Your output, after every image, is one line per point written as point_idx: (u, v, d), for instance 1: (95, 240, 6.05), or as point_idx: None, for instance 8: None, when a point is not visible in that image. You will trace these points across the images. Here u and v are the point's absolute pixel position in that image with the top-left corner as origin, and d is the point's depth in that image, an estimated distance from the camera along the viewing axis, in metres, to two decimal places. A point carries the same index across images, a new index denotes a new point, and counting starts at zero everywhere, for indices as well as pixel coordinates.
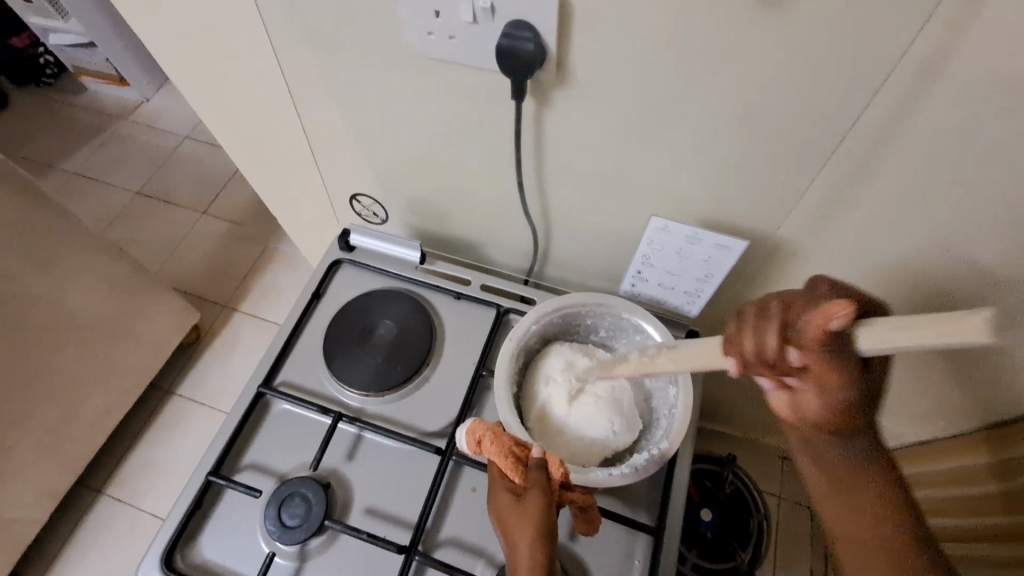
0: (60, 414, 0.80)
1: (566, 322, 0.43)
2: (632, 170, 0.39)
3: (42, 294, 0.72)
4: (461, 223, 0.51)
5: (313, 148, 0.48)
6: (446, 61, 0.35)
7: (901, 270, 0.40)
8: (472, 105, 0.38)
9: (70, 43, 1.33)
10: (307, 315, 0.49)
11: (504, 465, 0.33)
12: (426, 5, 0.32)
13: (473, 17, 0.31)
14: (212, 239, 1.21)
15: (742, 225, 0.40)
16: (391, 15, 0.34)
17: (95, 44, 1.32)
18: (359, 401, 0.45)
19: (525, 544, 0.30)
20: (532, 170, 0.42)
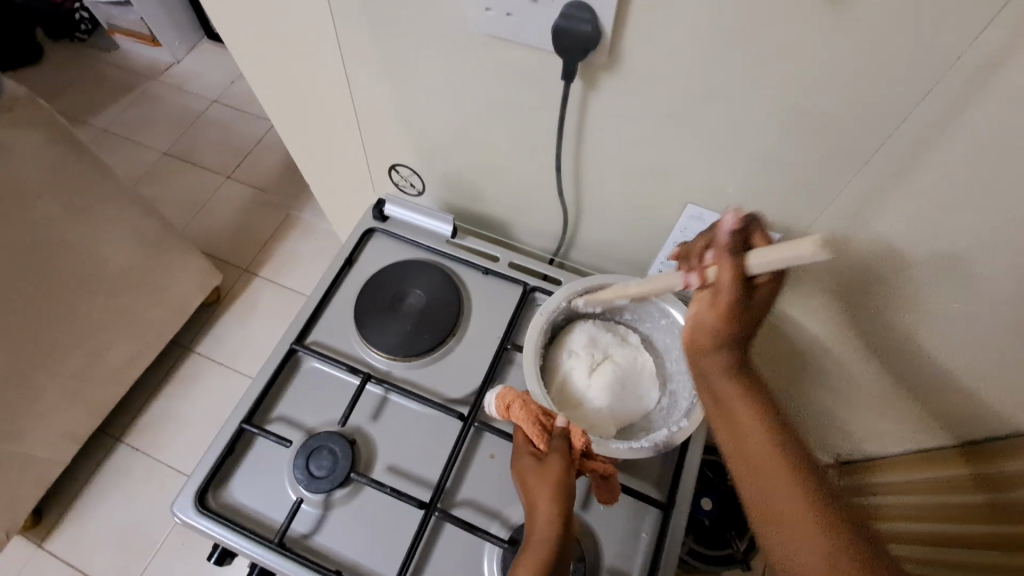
0: (87, 361, 0.83)
1: (593, 302, 0.44)
2: (670, 157, 0.40)
3: (77, 243, 0.75)
4: (493, 200, 0.52)
5: (357, 116, 0.49)
6: (500, 38, 0.36)
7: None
8: (520, 84, 0.39)
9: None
10: (339, 279, 0.50)
11: (531, 430, 0.34)
12: None
13: None
14: (236, 203, 1.23)
15: (775, 218, 0.41)
16: None
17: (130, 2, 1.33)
18: (386, 364, 0.47)
19: (543, 499, 0.32)
20: (571, 152, 0.43)
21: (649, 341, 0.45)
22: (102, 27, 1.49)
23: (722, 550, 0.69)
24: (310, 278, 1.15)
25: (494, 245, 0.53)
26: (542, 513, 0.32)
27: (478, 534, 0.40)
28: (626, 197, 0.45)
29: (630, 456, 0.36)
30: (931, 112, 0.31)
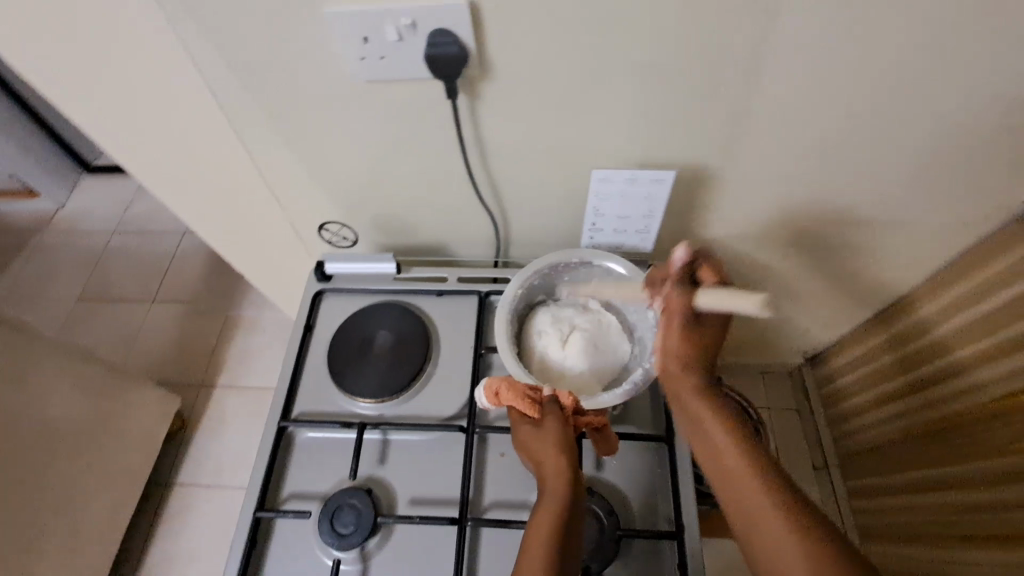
0: (67, 529, 0.78)
1: (546, 282, 0.48)
2: (565, 137, 0.44)
3: (20, 411, 0.71)
4: (425, 227, 0.55)
5: (272, 191, 0.51)
6: (381, 80, 0.39)
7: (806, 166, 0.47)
8: (413, 115, 0.42)
9: None
10: (305, 346, 0.51)
11: (524, 405, 0.38)
12: (354, 34, 0.36)
13: (398, 35, 0.36)
14: (171, 323, 1.19)
15: (669, 161, 0.46)
16: (324, 52, 0.38)
17: None
18: (376, 409, 0.48)
19: (552, 458, 0.36)
20: (478, 160, 0.46)
21: None
22: None
23: None
24: (272, 368, 1.13)
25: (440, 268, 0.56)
26: (553, 469, 0.35)
27: (514, 527, 0.41)
28: (541, 185, 0.49)
29: (618, 401, 0.39)
30: (753, 34, 0.37)
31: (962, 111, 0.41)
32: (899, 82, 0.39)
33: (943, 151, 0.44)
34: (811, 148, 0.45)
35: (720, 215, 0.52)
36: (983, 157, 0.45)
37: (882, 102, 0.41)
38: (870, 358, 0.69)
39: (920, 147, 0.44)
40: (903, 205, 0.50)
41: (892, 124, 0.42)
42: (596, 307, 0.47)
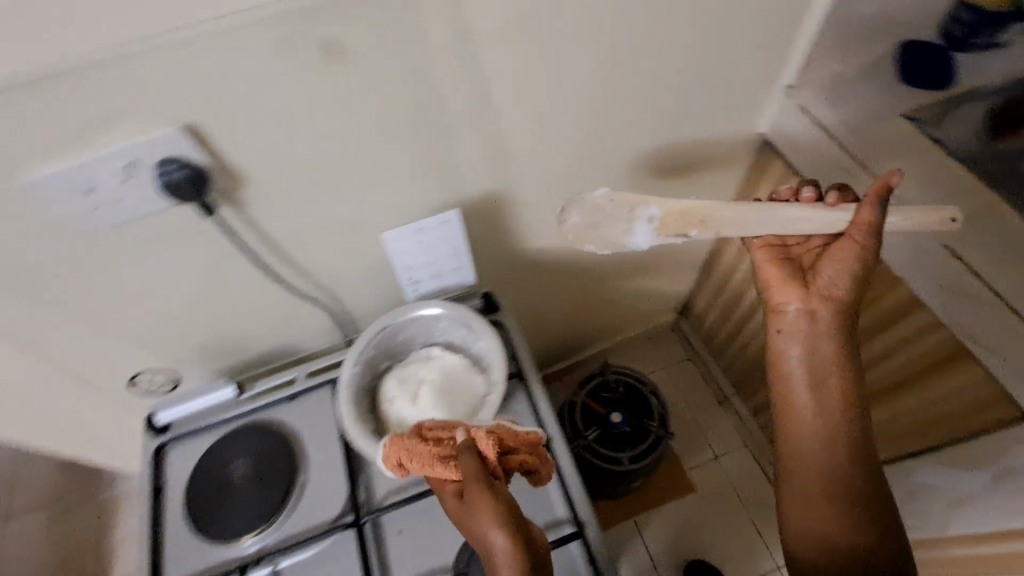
0: None
1: (383, 348, 0.48)
2: (346, 209, 0.45)
3: None
4: (256, 336, 0.53)
5: (62, 367, 0.46)
6: (126, 222, 0.38)
7: (572, 155, 0.53)
8: (179, 240, 0.41)
9: None
10: (159, 512, 0.47)
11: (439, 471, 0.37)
12: (72, 189, 0.35)
13: (119, 179, 0.35)
14: (30, 541, 1.00)
15: (452, 195, 0.49)
16: (47, 216, 0.36)
17: None
18: (255, 543, 0.45)
19: (489, 519, 0.34)
20: (272, 257, 0.46)
21: (449, 342, 0.50)
22: None
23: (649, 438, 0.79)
24: None
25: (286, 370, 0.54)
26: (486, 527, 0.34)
27: None
28: (347, 257, 0.49)
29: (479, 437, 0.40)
30: (462, 74, 0.41)
31: (662, 71, 0.49)
32: (601, 68, 0.46)
33: (666, 106, 0.53)
34: (568, 140, 0.51)
35: (529, 219, 0.57)
36: (698, 99, 0.54)
37: (599, 85, 0.47)
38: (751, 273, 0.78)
39: (648, 106, 0.52)
40: (665, 152, 0.59)
41: (615, 100, 0.49)
42: (438, 354, 0.48)
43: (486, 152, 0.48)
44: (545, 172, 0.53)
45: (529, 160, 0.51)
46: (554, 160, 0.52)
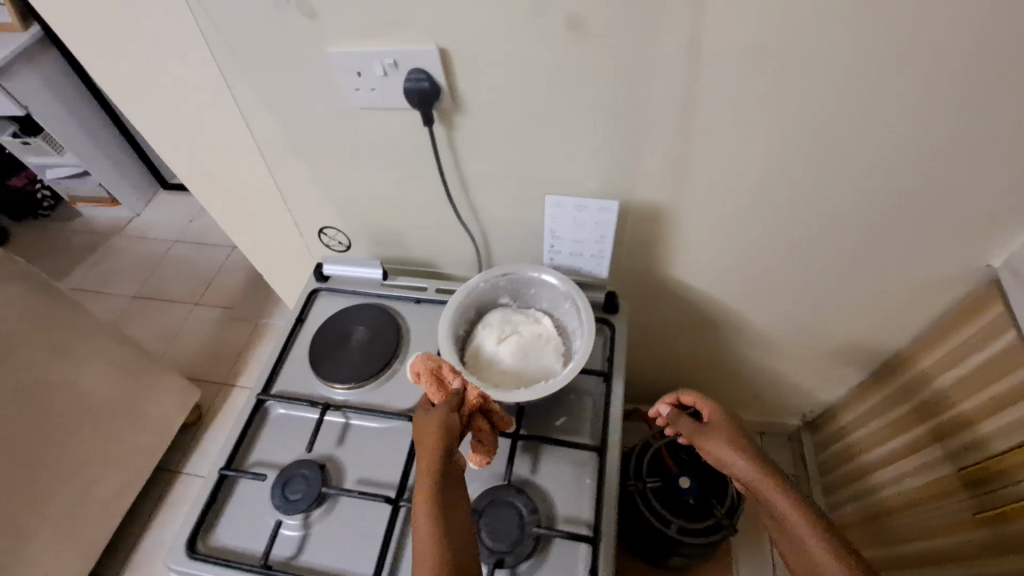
0: (71, 495, 1.43)
1: (348, 378, 0.91)
2: (443, 59, 0.71)
3: (63, 443, 1.39)
4: (381, 222, 1.01)
5: (286, 199, 1.00)
6: (338, 87, 0.77)
7: (642, 39, 0.66)
8: (309, 94, 0.79)
9: None
10: (239, 441, 0.86)
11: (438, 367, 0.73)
12: (313, 46, 0.72)
13: (347, 62, 0.72)
14: (169, 391, 1.71)
15: (451, 81, 0.74)
16: (294, 57, 0.74)
17: None
18: (300, 517, 0.79)
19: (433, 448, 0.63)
20: (386, 139, 0.85)
21: (379, 376, 0.92)
22: (155, 287, 2.38)
23: (587, 541, 0.74)
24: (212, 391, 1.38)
25: (305, 400, 0.90)
26: (428, 453, 0.63)
27: None
28: (404, 157, 0.87)
29: (384, 429, 0.87)
30: None
31: None
32: None
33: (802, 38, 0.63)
34: None
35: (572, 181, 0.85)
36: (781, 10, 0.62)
37: None
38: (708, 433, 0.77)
39: None
40: (769, 62, 0.67)
41: None
42: (366, 384, 0.91)
43: (540, 18, 0.65)
44: (606, 61, 0.68)
45: (588, 53, 0.68)
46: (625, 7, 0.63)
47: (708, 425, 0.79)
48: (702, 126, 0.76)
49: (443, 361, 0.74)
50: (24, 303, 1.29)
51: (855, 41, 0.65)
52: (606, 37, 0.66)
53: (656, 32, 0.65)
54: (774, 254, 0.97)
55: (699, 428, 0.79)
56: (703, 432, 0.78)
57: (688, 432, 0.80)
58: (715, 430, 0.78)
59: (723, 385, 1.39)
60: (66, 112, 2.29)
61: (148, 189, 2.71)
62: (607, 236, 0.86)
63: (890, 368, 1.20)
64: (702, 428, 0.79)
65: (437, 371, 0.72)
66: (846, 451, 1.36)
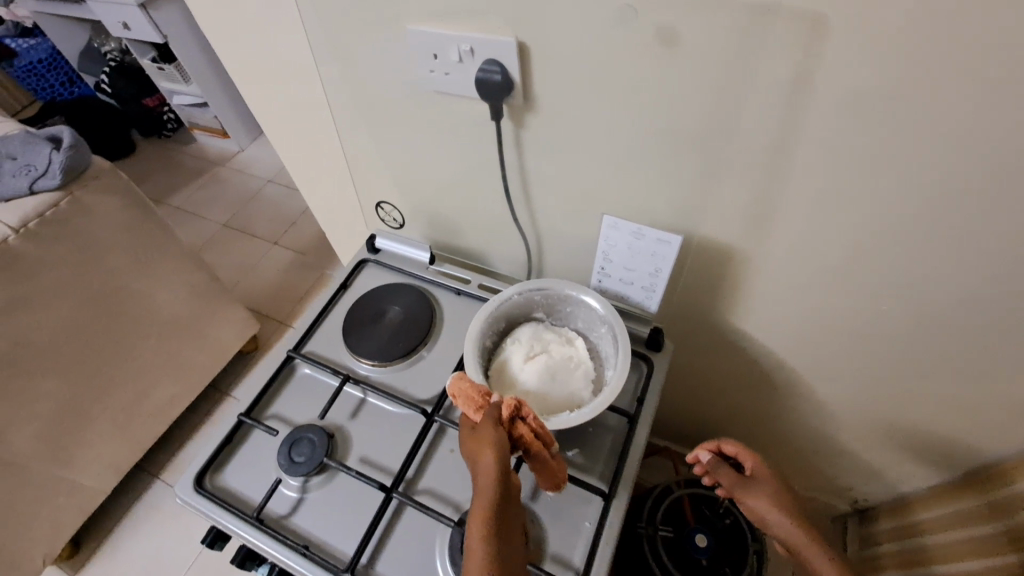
0: (131, 395, 1.58)
1: (374, 355, 0.91)
2: (522, 55, 0.67)
3: (131, 348, 1.53)
4: (439, 207, 1.00)
5: (353, 168, 1.01)
6: (413, 66, 0.75)
7: (741, 64, 0.58)
8: (387, 70, 0.78)
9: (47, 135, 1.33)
10: (262, 393, 0.89)
11: (471, 388, 0.68)
12: (394, 22, 0.71)
13: (425, 44, 0.70)
14: (231, 319, 1.83)
15: (526, 78, 0.69)
16: (378, 31, 0.73)
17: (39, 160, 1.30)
18: (299, 480, 0.80)
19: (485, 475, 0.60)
20: (453, 126, 0.82)
21: (404, 359, 0.91)
22: (243, 220, 2.56)
23: None
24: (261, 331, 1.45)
25: (330, 367, 0.91)
26: (480, 479, 0.59)
27: None
28: (469, 146, 0.84)
29: (397, 415, 0.87)
30: None
31: None
32: None
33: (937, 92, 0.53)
34: None
35: (637, 203, 0.78)
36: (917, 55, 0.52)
37: None
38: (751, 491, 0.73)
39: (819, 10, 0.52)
40: (890, 114, 0.57)
41: None
42: (389, 365, 0.91)
43: (630, 26, 0.59)
44: (696, 83, 0.61)
45: (677, 71, 0.61)
46: (728, 27, 0.56)
47: (752, 478, 0.74)
48: (794, 171, 0.66)
49: (473, 381, 0.69)
50: (121, 216, 1.42)
51: (1006, 106, 0.53)
52: (700, 56, 0.59)
53: (758, 60, 0.57)
54: (855, 326, 0.85)
55: (739, 481, 0.74)
56: (744, 487, 0.73)
57: (729, 484, 0.75)
58: (756, 487, 0.73)
59: (767, 446, 1.27)
60: (196, 45, 2.47)
61: (255, 128, 2.90)
62: (663, 270, 0.79)
63: (972, 480, 1.03)
64: (744, 481, 0.74)
65: (470, 392, 0.68)
66: (890, 554, 1.17)
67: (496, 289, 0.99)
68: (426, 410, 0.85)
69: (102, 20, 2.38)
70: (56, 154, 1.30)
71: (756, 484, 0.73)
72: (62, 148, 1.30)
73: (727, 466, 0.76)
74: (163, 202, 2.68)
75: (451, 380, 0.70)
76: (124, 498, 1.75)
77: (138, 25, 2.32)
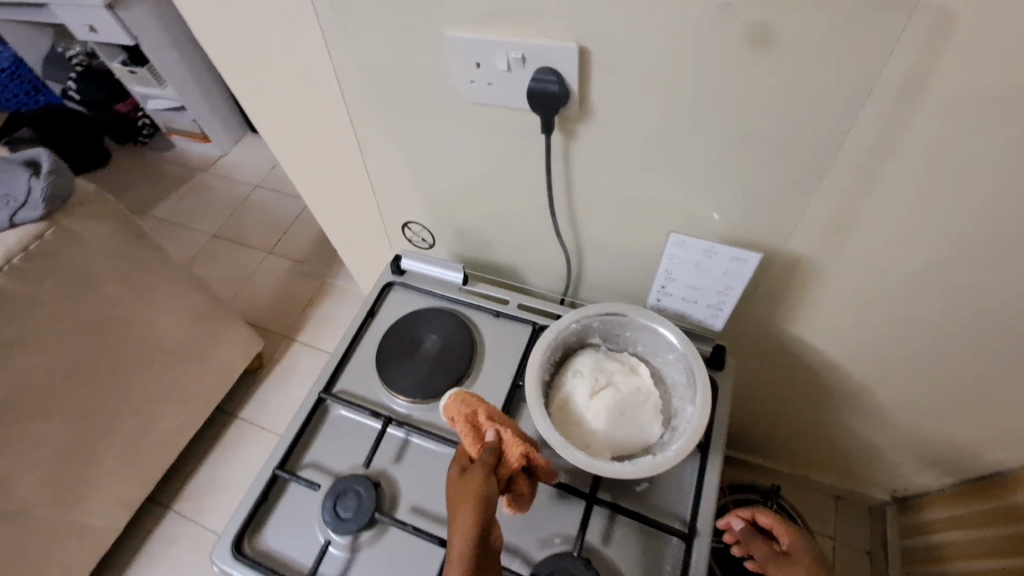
0: (137, 428, 1.50)
1: (415, 391, 0.84)
2: (583, 62, 0.59)
3: (134, 379, 1.44)
4: (470, 223, 0.92)
5: (375, 185, 0.93)
6: (452, 77, 0.67)
7: (845, 66, 0.51)
8: (419, 82, 0.70)
9: (23, 160, 1.18)
10: (295, 440, 0.82)
11: (472, 411, 0.69)
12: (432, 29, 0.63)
13: (469, 52, 0.62)
14: (235, 339, 1.74)
15: (586, 87, 0.62)
16: (411, 40, 0.65)
17: (15, 193, 1.16)
18: (348, 538, 0.74)
19: (470, 506, 0.61)
20: (493, 140, 0.74)
21: (447, 394, 0.84)
22: (234, 229, 2.44)
23: None
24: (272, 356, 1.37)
25: (367, 408, 0.84)
26: (465, 510, 0.61)
27: None
28: (509, 161, 0.77)
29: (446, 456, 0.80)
30: None
31: None
32: None
33: None
34: None
35: (701, 216, 0.72)
36: None
37: None
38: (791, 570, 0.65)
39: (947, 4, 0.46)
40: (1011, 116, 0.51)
41: None
42: (432, 401, 0.84)
43: (716, 27, 0.52)
44: (788, 89, 0.54)
45: (768, 76, 0.54)
46: (835, 26, 0.49)
47: (789, 555, 0.66)
48: (888, 180, 0.60)
49: (474, 403, 0.70)
50: (114, 242, 1.31)
51: None
52: (798, 59, 0.52)
53: (866, 62, 0.51)
54: (929, 332, 0.80)
55: (775, 560, 0.66)
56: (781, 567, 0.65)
57: (762, 562, 0.66)
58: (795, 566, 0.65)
59: (810, 446, 1.24)
60: (170, 45, 2.32)
61: (237, 130, 2.75)
62: (732, 288, 0.73)
63: (1023, 474, 0.99)
64: (782, 558, 0.66)
65: (470, 414, 0.69)
66: (943, 547, 1.15)
67: (537, 309, 0.92)
68: None
69: (67, 23, 2.21)
70: (34, 180, 1.16)
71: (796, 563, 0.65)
72: (41, 179, 1.16)
73: (762, 539, 0.67)
74: (146, 214, 2.54)
75: (451, 398, 0.71)
76: (137, 533, 1.67)
77: (106, 26, 2.16)
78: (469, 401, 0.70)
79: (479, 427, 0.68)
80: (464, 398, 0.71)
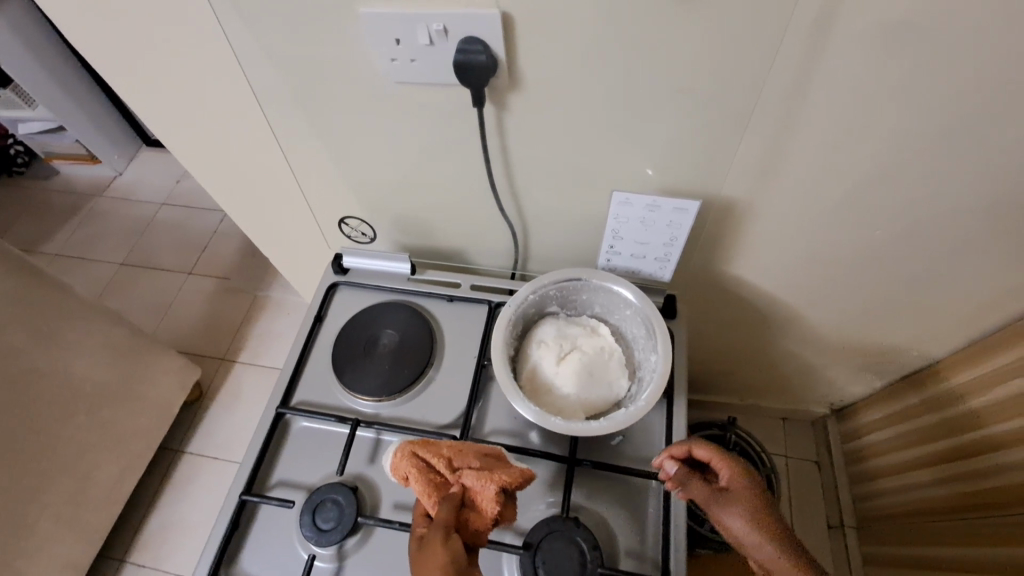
0: (72, 483, 1.37)
1: (379, 389, 0.82)
2: (505, 29, 0.59)
3: (59, 430, 1.31)
4: (409, 211, 0.90)
5: (302, 182, 0.88)
6: (369, 56, 0.64)
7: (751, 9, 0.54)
8: (336, 66, 0.67)
9: None
10: (258, 462, 0.78)
11: (418, 462, 0.67)
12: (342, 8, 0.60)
13: (385, 27, 0.60)
14: (168, 370, 1.62)
15: (510, 55, 0.61)
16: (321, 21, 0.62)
17: None
18: (332, 548, 0.71)
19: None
20: (423, 120, 0.72)
21: (413, 386, 0.82)
22: (145, 254, 2.24)
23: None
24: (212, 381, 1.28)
25: (332, 414, 0.80)
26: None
27: None
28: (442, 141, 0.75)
29: None
30: None
31: None
32: None
33: None
34: None
35: (638, 173, 0.74)
36: None
37: None
38: (726, 506, 0.62)
39: None
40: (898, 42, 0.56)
41: None
42: (399, 396, 0.82)
43: None
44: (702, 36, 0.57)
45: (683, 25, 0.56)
46: None
47: (726, 491, 0.63)
48: (800, 115, 0.64)
49: (418, 453, 0.68)
50: (6, 286, 1.16)
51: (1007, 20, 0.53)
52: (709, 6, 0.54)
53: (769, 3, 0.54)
54: (849, 254, 0.87)
55: (714, 497, 0.63)
56: (718, 506, 0.62)
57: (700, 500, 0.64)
58: (732, 501, 0.62)
59: (759, 378, 1.33)
60: (35, 59, 2.05)
61: (130, 146, 2.50)
62: (675, 239, 0.75)
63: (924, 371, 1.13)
64: (718, 493, 0.64)
65: (414, 467, 0.67)
66: (877, 444, 1.28)
67: (491, 287, 0.91)
68: (455, 435, 0.78)
69: None
70: None
71: (730, 500, 0.62)
72: None
73: (698, 476, 0.65)
74: (37, 251, 2.28)
75: (393, 456, 0.69)
76: None
77: None
78: (410, 453, 0.68)
79: (429, 476, 0.67)
80: (407, 451, 0.69)
